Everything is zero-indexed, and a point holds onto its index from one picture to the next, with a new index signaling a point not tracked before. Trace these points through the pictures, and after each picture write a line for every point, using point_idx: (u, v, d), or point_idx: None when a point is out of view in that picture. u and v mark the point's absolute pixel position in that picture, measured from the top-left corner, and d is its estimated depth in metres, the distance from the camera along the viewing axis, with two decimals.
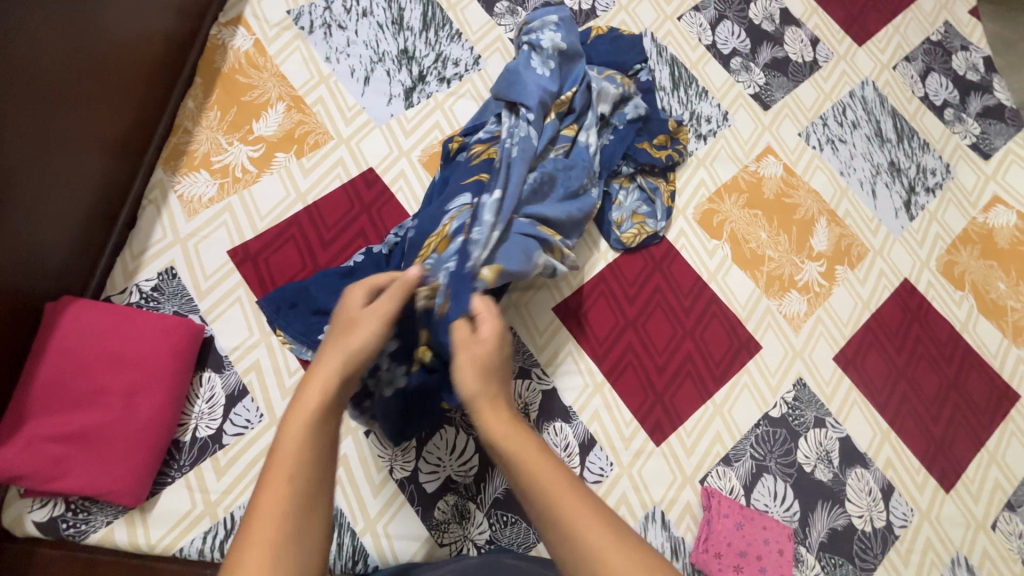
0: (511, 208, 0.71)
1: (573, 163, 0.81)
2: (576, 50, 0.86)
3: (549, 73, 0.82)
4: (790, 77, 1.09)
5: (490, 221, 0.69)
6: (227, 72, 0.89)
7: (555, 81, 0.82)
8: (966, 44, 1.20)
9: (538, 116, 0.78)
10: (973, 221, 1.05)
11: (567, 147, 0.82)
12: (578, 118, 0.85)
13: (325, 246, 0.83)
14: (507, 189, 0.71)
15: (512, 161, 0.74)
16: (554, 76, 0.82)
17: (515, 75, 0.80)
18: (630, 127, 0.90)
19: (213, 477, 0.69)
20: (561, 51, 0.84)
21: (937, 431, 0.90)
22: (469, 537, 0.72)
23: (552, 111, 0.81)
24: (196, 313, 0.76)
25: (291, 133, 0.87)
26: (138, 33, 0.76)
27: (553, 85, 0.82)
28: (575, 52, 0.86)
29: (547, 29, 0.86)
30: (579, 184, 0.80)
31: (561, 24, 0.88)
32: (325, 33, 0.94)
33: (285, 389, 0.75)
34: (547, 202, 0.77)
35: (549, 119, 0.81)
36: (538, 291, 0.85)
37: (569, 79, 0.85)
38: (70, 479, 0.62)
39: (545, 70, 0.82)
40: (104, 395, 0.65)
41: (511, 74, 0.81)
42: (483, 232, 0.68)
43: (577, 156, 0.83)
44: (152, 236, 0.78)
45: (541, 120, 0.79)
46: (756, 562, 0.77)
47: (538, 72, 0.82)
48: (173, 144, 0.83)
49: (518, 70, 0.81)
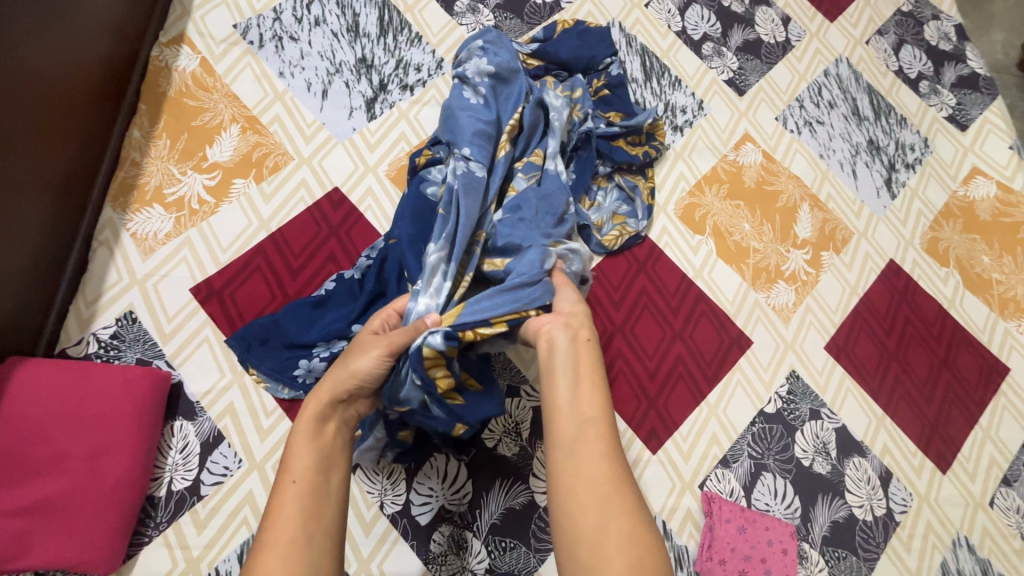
0: (465, 237, 0.68)
1: (550, 191, 0.77)
2: (511, 69, 0.82)
3: (482, 101, 0.79)
4: (764, 59, 1.06)
5: (435, 262, 0.66)
6: (174, 96, 0.84)
7: (492, 112, 0.78)
8: (936, 13, 1.18)
9: (479, 150, 0.74)
10: (954, 195, 1.04)
11: (535, 176, 0.77)
12: (529, 138, 0.81)
13: (294, 275, 0.78)
14: (453, 231, 0.68)
15: (456, 196, 0.70)
16: (487, 103, 0.78)
17: (450, 116, 0.77)
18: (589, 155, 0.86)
19: (193, 531, 0.66)
20: (491, 74, 0.80)
21: (931, 412, 0.90)
22: (468, 567, 0.70)
23: (504, 140, 0.77)
24: (160, 358, 0.72)
25: (248, 156, 0.82)
26: (71, 63, 0.70)
27: (489, 116, 0.77)
28: (510, 71, 0.82)
29: (473, 58, 0.82)
30: (562, 207, 0.76)
31: (487, 48, 0.83)
32: (276, 47, 0.89)
33: (263, 431, 0.71)
34: (534, 232, 0.72)
35: (502, 152, 0.76)
36: None
37: (508, 101, 0.81)
38: (37, 553, 0.58)
39: (477, 99, 0.79)
40: (65, 460, 0.61)
41: (457, 110, 0.77)
42: (426, 278, 0.66)
43: (548, 183, 0.78)
44: (106, 281, 0.74)
45: (484, 148, 0.74)
46: (761, 564, 0.76)
47: (470, 103, 0.78)
48: (121, 179, 0.78)
49: (458, 110, 0.78)
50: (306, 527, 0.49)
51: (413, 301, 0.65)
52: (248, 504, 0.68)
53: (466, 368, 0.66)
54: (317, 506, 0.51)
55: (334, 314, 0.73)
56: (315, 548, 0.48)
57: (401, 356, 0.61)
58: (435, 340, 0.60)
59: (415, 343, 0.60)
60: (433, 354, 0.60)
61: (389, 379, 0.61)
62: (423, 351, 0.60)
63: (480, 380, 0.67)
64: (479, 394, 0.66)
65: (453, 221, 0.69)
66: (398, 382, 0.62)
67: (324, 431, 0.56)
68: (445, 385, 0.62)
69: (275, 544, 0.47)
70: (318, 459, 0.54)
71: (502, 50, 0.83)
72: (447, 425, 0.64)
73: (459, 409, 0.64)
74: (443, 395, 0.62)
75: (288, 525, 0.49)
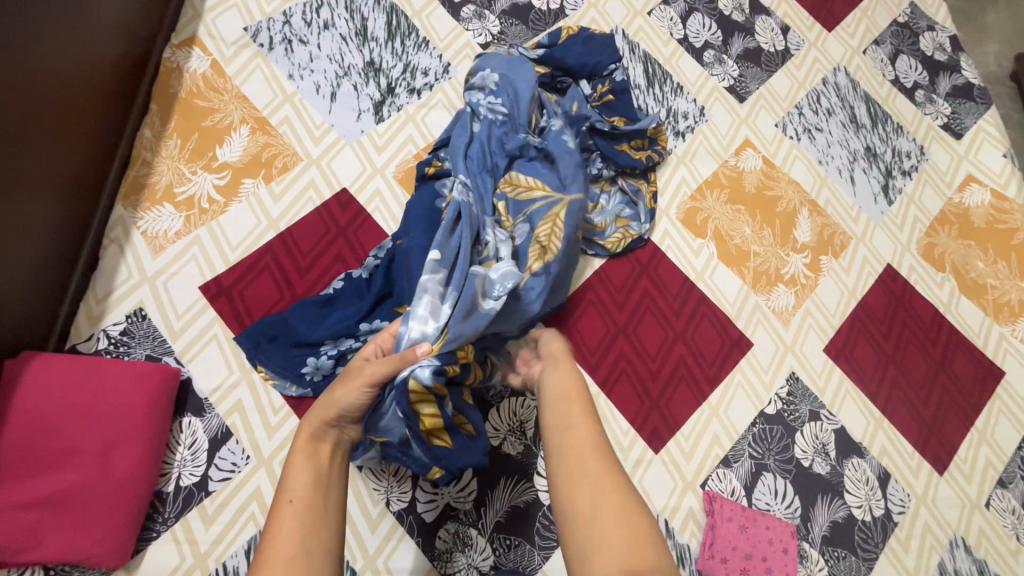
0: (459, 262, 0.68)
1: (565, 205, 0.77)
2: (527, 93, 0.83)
3: (500, 117, 0.82)
4: (764, 67, 1.08)
5: (434, 284, 0.66)
6: (185, 97, 0.85)
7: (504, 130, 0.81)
8: (932, 24, 1.21)
9: (485, 189, 0.77)
10: (949, 202, 1.06)
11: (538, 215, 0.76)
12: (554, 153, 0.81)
13: (302, 274, 0.79)
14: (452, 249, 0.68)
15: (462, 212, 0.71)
16: (507, 119, 0.82)
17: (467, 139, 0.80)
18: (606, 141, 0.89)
19: (200, 527, 0.66)
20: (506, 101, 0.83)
21: (928, 415, 0.91)
22: (473, 564, 0.70)
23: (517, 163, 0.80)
24: (170, 355, 0.73)
25: (258, 157, 0.83)
26: (86, 64, 0.71)
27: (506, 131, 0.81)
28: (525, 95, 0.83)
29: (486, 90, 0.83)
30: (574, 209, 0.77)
31: (502, 84, 0.84)
32: (286, 49, 0.90)
33: (271, 427, 0.72)
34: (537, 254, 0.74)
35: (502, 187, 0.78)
36: None
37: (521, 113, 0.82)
38: (46, 546, 0.59)
39: (495, 116, 0.82)
40: (76, 455, 0.61)
41: (481, 148, 0.79)
42: (420, 302, 0.65)
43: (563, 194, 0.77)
44: (116, 277, 0.75)
45: (490, 189, 0.77)
46: (762, 563, 0.77)
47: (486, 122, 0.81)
48: (132, 178, 0.79)
49: (469, 143, 0.80)
50: (305, 543, 0.50)
51: (406, 325, 0.64)
52: (255, 500, 0.68)
53: (457, 410, 0.67)
54: (318, 523, 0.52)
55: (341, 313, 0.74)
56: (314, 563, 0.49)
57: (387, 386, 0.63)
58: (424, 374, 0.62)
59: (402, 374, 0.62)
60: (420, 388, 0.62)
61: (372, 409, 0.63)
62: (409, 381, 0.61)
63: (470, 423, 0.68)
64: (467, 437, 0.67)
65: (446, 242, 0.69)
66: (379, 412, 0.63)
67: (323, 447, 0.57)
68: (430, 423, 0.63)
69: (278, 558, 0.48)
70: (315, 478, 0.55)
71: (517, 86, 0.84)
72: (423, 465, 0.66)
73: (439, 449, 0.65)
74: (422, 433, 0.63)
75: (289, 538, 0.49)
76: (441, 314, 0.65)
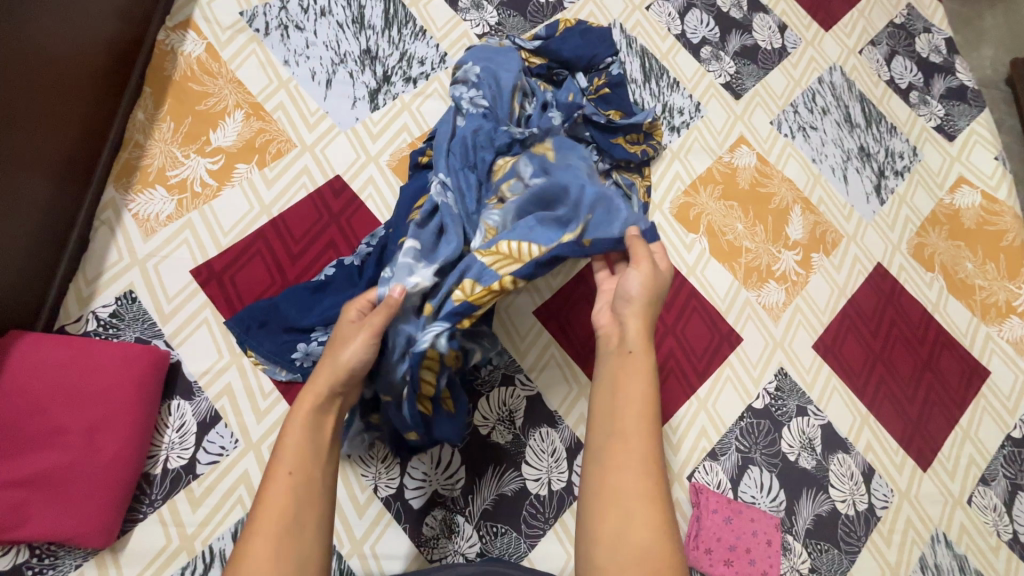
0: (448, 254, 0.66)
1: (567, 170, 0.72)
2: (508, 84, 0.84)
3: (484, 108, 0.81)
4: (760, 65, 1.09)
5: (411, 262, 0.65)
6: (179, 80, 0.84)
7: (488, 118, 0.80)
8: (928, 26, 1.21)
9: (467, 185, 0.74)
10: (940, 203, 1.07)
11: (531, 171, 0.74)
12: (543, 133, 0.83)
13: (294, 261, 0.79)
14: (426, 239, 0.67)
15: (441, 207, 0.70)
16: (491, 107, 0.81)
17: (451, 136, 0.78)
18: (602, 133, 0.89)
19: (187, 510, 0.66)
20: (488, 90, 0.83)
21: (914, 412, 0.92)
22: (458, 551, 0.71)
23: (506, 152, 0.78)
24: (160, 338, 0.73)
25: (252, 142, 0.83)
26: (79, 44, 0.71)
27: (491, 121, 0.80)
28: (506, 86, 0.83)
29: (468, 84, 0.84)
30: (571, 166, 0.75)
31: (484, 74, 0.84)
32: (282, 35, 0.90)
33: (260, 412, 0.72)
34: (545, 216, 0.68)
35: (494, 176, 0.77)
36: (537, 336, 0.82)
37: (502, 99, 0.83)
38: (33, 524, 0.59)
39: (477, 108, 0.81)
40: (63, 435, 0.61)
41: (462, 145, 0.77)
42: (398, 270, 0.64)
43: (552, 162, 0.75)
44: (106, 259, 0.74)
45: (473, 186, 0.74)
46: (746, 555, 0.78)
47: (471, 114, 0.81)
48: (124, 160, 0.79)
49: (451, 138, 0.79)
50: (298, 517, 0.50)
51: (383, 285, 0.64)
52: (243, 484, 0.68)
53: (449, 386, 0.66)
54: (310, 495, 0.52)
55: (332, 300, 0.74)
56: (302, 539, 0.49)
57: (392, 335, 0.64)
58: (442, 342, 0.61)
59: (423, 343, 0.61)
60: (435, 355, 0.62)
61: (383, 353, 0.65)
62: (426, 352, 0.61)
63: (454, 401, 0.66)
64: (450, 416, 0.66)
65: (421, 233, 0.68)
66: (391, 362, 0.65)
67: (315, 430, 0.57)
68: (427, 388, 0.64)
69: (266, 532, 0.48)
70: None
71: (499, 77, 0.84)
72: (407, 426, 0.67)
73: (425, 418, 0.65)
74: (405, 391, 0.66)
75: (279, 510, 0.49)
76: (427, 276, 0.64)
